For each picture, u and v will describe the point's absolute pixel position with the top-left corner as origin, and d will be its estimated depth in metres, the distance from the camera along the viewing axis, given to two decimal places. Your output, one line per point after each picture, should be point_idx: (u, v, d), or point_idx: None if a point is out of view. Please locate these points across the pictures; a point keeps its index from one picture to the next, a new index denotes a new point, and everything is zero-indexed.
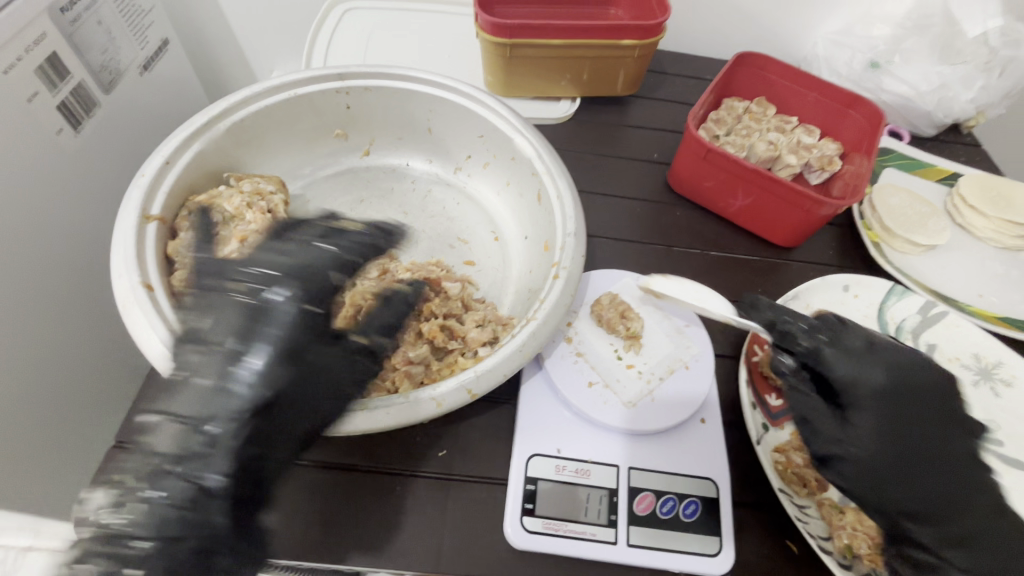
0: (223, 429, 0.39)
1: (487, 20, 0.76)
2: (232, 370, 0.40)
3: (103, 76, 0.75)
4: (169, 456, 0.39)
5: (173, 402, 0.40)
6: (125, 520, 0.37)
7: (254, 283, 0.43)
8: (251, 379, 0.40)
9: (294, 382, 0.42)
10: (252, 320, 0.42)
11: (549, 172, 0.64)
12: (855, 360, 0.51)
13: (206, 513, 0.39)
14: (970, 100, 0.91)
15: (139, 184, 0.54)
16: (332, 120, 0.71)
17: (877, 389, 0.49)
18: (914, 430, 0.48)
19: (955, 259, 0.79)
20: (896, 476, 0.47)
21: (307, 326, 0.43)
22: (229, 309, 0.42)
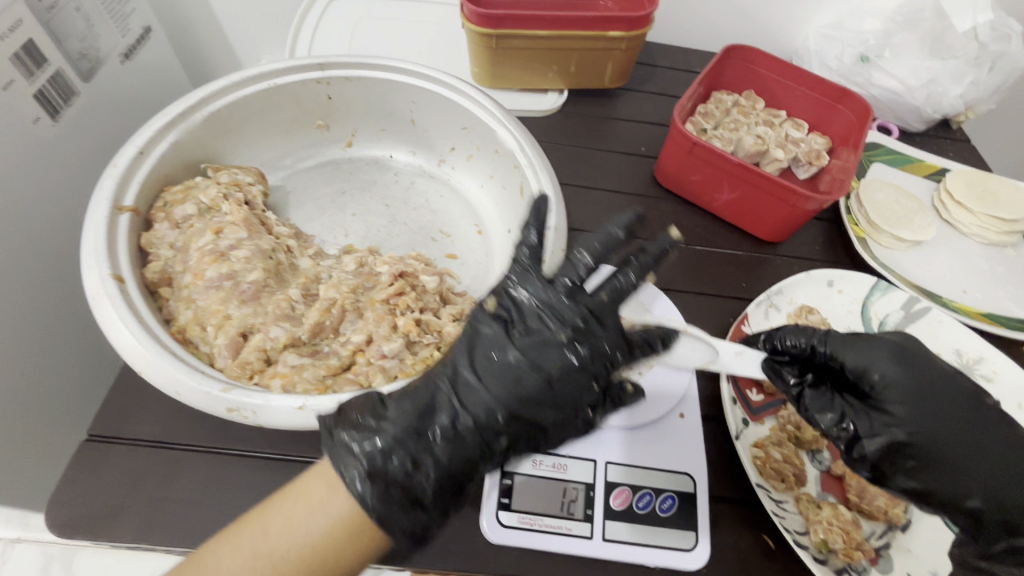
0: (496, 428, 0.42)
1: (472, 11, 0.75)
2: (522, 386, 0.43)
3: (82, 64, 0.74)
4: (427, 422, 0.42)
5: (462, 394, 0.43)
6: (382, 454, 0.40)
7: (569, 319, 0.44)
8: (527, 402, 0.43)
9: (544, 407, 0.43)
10: (512, 359, 0.43)
11: (531, 164, 0.63)
12: (857, 343, 0.50)
13: (426, 479, 0.40)
14: (959, 95, 0.91)
15: (111, 175, 0.53)
16: (313, 110, 0.70)
17: (887, 372, 0.48)
18: (942, 405, 0.48)
19: (940, 255, 0.79)
20: (942, 456, 0.46)
21: (581, 360, 0.44)
22: (544, 337, 0.44)
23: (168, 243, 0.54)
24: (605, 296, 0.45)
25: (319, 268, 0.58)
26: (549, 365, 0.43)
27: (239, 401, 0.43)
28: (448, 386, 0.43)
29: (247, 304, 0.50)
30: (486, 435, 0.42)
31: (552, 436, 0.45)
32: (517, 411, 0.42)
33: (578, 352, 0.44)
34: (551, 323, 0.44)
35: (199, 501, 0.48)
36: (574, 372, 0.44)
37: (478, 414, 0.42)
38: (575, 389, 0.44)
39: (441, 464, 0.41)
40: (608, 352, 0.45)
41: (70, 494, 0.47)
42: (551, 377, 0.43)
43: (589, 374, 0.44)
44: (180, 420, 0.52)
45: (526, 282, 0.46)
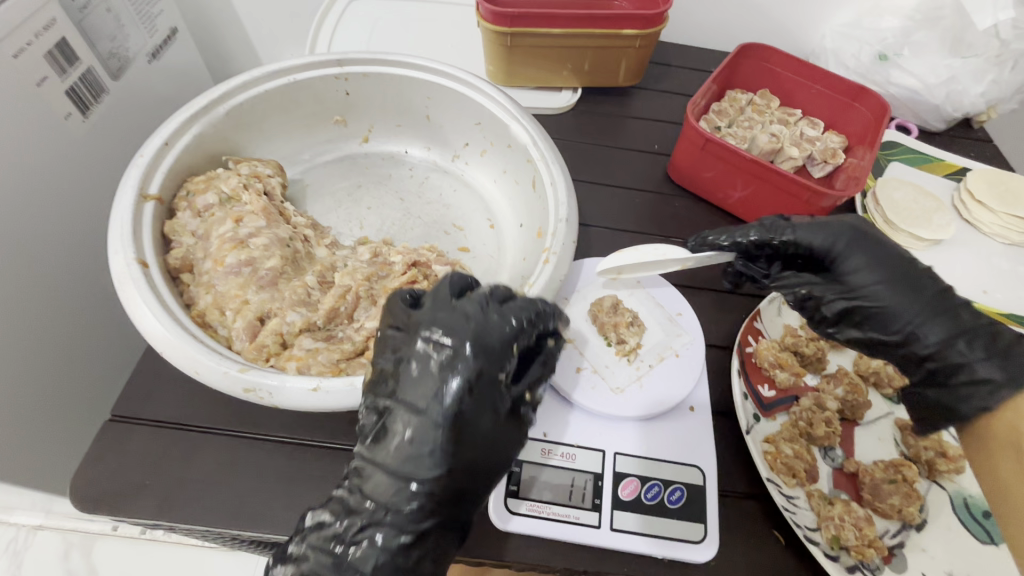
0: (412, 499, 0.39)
1: (489, 9, 0.76)
2: (415, 446, 0.39)
3: (112, 63, 0.77)
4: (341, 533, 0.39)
5: (366, 481, 0.40)
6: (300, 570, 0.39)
7: (438, 348, 0.40)
8: (430, 451, 0.39)
9: (454, 447, 0.39)
10: (401, 431, 0.39)
11: (543, 158, 0.64)
12: (816, 225, 0.53)
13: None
14: (979, 94, 0.90)
15: (137, 165, 0.55)
16: (332, 106, 0.72)
17: (843, 244, 0.52)
18: (891, 270, 0.50)
19: (960, 254, 0.78)
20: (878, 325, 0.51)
21: (472, 394, 0.40)
22: (427, 375, 0.40)
23: (190, 231, 0.56)
24: (467, 337, 0.40)
25: (335, 257, 0.60)
26: (425, 403, 0.39)
27: (256, 381, 0.44)
28: (355, 491, 0.40)
29: (265, 290, 0.52)
30: (402, 516, 0.39)
31: (489, 457, 0.41)
32: (425, 458, 0.39)
33: (457, 367, 0.39)
34: (415, 362, 0.40)
35: (216, 482, 0.49)
36: (481, 391, 0.40)
37: (390, 502, 0.39)
38: (477, 407, 0.40)
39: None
40: (498, 353, 0.41)
41: (93, 472, 0.49)
42: (445, 418, 0.39)
43: (483, 385, 0.40)
44: (198, 403, 0.54)
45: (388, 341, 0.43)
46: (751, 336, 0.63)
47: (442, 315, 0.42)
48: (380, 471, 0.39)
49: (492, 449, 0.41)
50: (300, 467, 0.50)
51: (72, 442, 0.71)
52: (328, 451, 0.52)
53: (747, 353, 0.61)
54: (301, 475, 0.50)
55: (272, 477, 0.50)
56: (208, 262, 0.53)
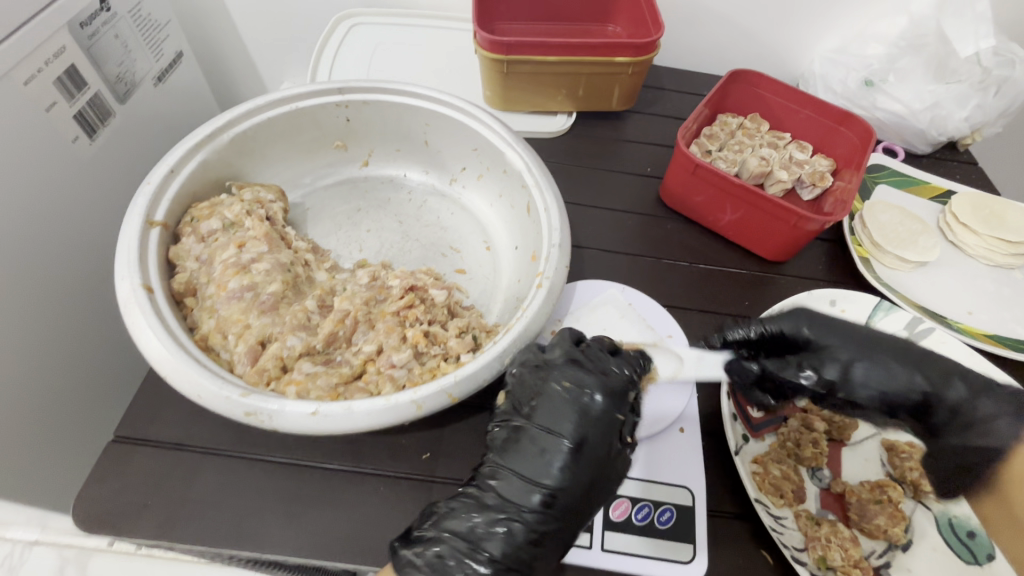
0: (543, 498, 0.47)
1: (485, 38, 0.78)
2: (548, 456, 0.48)
3: (119, 87, 0.79)
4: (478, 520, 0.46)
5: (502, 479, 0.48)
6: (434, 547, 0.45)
7: (568, 388, 0.51)
8: (564, 464, 0.48)
9: (584, 463, 0.48)
10: (537, 444, 0.49)
11: (537, 184, 0.66)
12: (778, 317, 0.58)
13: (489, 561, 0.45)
14: (964, 118, 0.92)
15: (144, 192, 0.57)
16: (333, 132, 0.74)
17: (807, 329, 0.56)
18: (851, 341, 0.55)
19: (945, 276, 0.80)
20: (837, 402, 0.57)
21: (603, 419, 0.50)
22: (562, 403, 0.50)
23: (194, 256, 0.57)
24: (603, 380, 0.52)
25: (334, 281, 0.61)
26: (562, 425, 0.49)
27: (256, 405, 0.46)
28: (491, 490, 0.48)
29: (266, 314, 0.53)
30: (531, 518, 0.47)
31: (595, 482, 0.49)
32: (558, 468, 0.48)
33: (591, 400, 0.50)
34: (553, 390, 0.51)
35: (216, 503, 0.50)
36: (598, 417, 0.50)
37: (524, 501, 0.47)
38: (599, 433, 0.50)
39: (496, 558, 0.45)
40: (618, 395, 0.52)
41: (96, 493, 0.50)
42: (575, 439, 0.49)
43: (603, 412, 0.50)
44: (199, 423, 0.55)
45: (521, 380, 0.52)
46: None
47: (580, 359, 0.53)
48: (517, 475, 0.48)
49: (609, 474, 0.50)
50: (299, 489, 0.52)
51: (72, 461, 0.72)
52: (327, 471, 0.53)
53: None
54: (300, 496, 0.51)
55: (271, 496, 0.51)
56: (211, 287, 0.55)
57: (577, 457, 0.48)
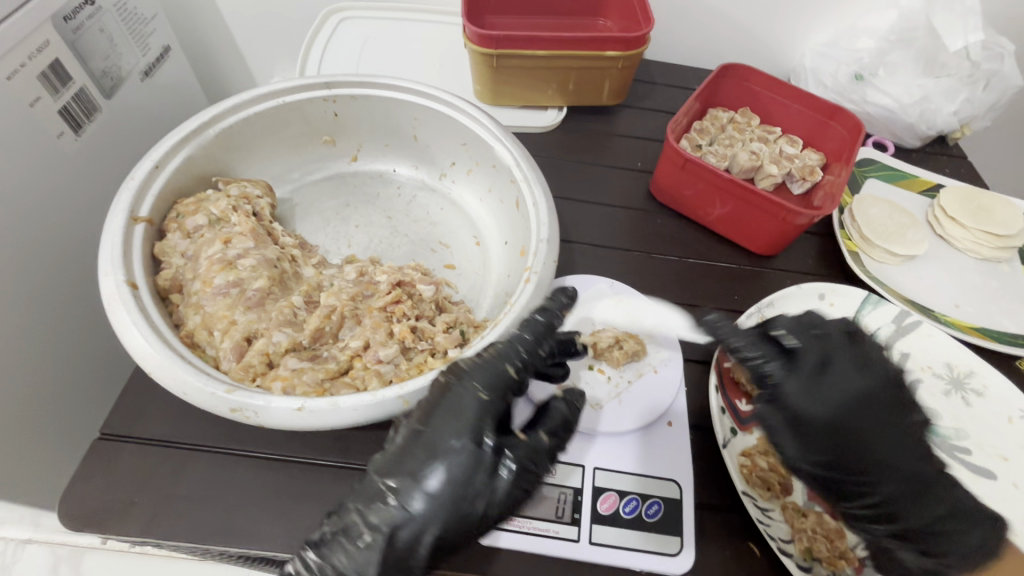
0: (410, 499, 0.43)
1: (474, 32, 0.78)
2: (415, 447, 0.45)
3: (104, 82, 0.78)
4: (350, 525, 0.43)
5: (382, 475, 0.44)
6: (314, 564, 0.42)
7: (448, 374, 0.47)
8: (436, 461, 0.43)
9: (467, 459, 0.44)
10: (394, 436, 0.46)
11: (526, 179, 0.66)
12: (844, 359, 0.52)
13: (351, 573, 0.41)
14: (953, 112, 0.92)
15: (128, 188, 0.56)
16: (321, 127, 0.74)
17: (866, 382, 0.51)
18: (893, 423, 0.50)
19: (933, 269, 0.80)
20: (854, 454, 0.49)
21: (490, 405, 0.46)
22: (431, 394, 0.47)
23: (180, 252, 0.57)
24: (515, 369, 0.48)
25: (321, 277, 0.61)
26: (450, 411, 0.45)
27: (241, 401, 0.45)
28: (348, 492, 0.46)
29: (252, 310, 0.53)
30: (364, 514, 0.43)
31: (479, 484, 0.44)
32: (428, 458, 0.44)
33: (481, 382, 0.47)
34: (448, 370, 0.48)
35: (203, 499, 0.50)
36: (453, 404, 0.46)
37: (361, 497, 0.44)
38: (450, 421, 0.45)
39: (322, 561, 0.42)
40: (496, 382, 0.47)
41: (83, 491, 0.50)
42: (420, 426, 0.45)
43: (466, 399, 0.46)
44: (186, 420, 0.55)
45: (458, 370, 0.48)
46: None
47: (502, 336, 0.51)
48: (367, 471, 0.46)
49: (467, 470, 0.44)
50: (284, 486, 0.51)
51: (61, 459, 0.72)
52: (315, 467, 0.53)
53: (724, 367, 0.63)
54: (285, 492, 0.51)
55: (260, 490, 0.51)
56: (196, 283, 0.54)
57: (447, 449, 0.44)
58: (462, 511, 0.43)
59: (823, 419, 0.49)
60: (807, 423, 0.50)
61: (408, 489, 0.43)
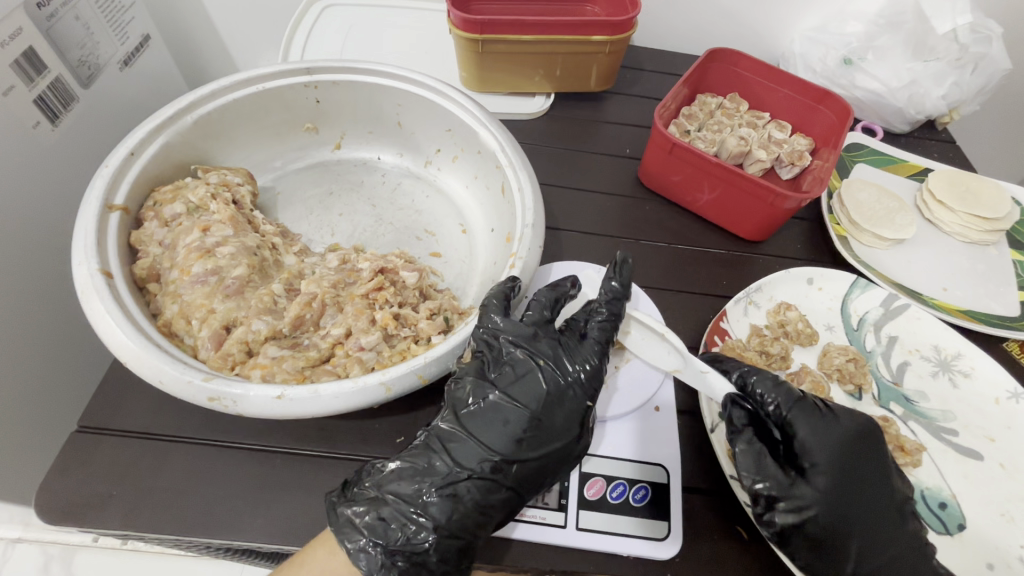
0: (505, 459, 0.47)
1: (459, 16, 0.77)
2: (508, 421, 0.48)
3: (82, 71, 0.76)
4: (438, 477, 0.45)
5: (479, 433, 0.47)
6: (383, 507, 0.44)
7: (551, 363, 0.51)
8: (535, 430, 0.48)
9: (561, 431, 0.49)
10: (501, 413, 0.48)
11: (511, 164, 0.65)
12: (818, 428, 0.52)
13: (423, 521, 0.44)
14: (941, 96, 0.92)
15: (102, 175, 0.55)
16: (302, 114, 0.72)
17: (832, 455, 0.51)
18: (865, 485, 0.50)
19: (922, 253, 0.80)
20: (848, 509, 0.49)
21: (583, 388, 0.51)
22: (525, 380, 0.49)
23: (157, 240, 0.56)
24: (600, 354, 0.53)
25: (303, 264, 0.60)
26: (534, 395, 0.49)
27: (219, 390, 0.45)
28: (441, 453, 0.47)
29: (230, 298, 0.52)
30: (480, 486, 0.46)
31: (568, 458, 0.49)
32: (521, 431, 0.47)
33: (569, 366, 0.51)
34: (532, 354, 0.50)
35: (183, 492, 0.49)
36: (548, 392, 0.49)
37: (475, 468, 0.46)
38: (565, 415, 0.49)
39: (440, 524, 0.44)
40: (593, 376, 0.52)
41: (59, 484, 0.49)
42: (540, 417, 0.48)
43: (575, 394, 0.50)
44: (168, 411, 0.54)
45: (532, 350, 0.51)
46: (717, 335, 0.65)
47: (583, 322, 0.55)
48: (472, 439, 0.47)
49: (561, 451, 0.48)
50: (268, 477, 0.51)
51: (40, 454, 0.71)
52: (299, 456, 0.52)
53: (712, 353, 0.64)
54: (270, 482, 0.50)
55: (243, 480, 0.50)
56: (174, 272, 0.53)
57: (542, 425, 0.48)
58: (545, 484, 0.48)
59: (823, 461, 0.50)
60: (814, 463, 0.51)
61: (506, 458, 0.47)
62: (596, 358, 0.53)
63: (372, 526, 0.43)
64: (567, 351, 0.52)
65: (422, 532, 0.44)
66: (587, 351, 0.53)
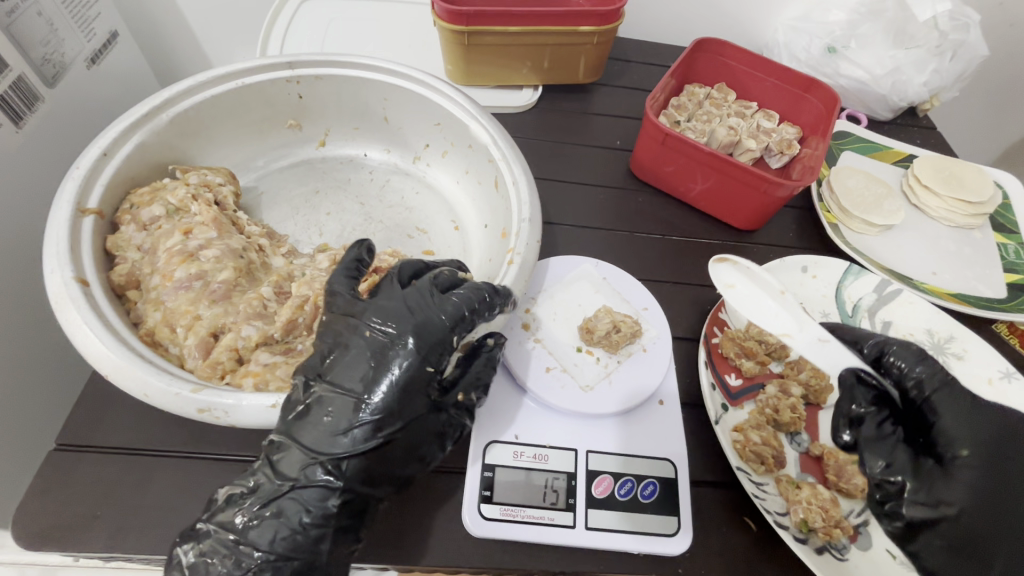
0: (339, 458, 0.41)
1: (444, 8, 0.75)
2: (331, 417, 0.41)
3: (46, 70, 0.72)
4: (259, 500, 0.40)
5: (300, 433, 0.41)
6: (207, 542, 0.40)
7: (382, 334, 0.44)
8: (365, 418, 0.41)
9: (400, 413, 0.42)
10: (323, 407, 0.42)
11: (504, 157, 0.63)
12: (965, 418, 0.49)
13: (245, 553, 0.39)
14: (923, 83, 0.93)
15: (73, 178, 0.52)
16: (285, 110, 0.70)
17: (980, 450, 0.47)
18: (1023, 492, 0.45)
19: (910, 238, 0.81)
20: (1002, 512, 0.45)
21: (421, 359, 0.44)
22: (355, 359, 0.43)
23: (135, 245, 0.53)
24: (440, 319, 0.45)
25: (292, 266, 0.58)
26: (355, 380, 0.43)
27: (209, 401, 0.42)
28: (267, 468, 0.42)
29: (217, 304, 0.50)
30: (310, 497, 0.40)
31: (414, 442, 0.44)
32: (347, 420, 0.41)
33: (394, 340, 0.44)
34: (354, 332, 0.45)
35: (173, 509, 0.47)
36: (372, 370, 0.43)
37: (298, 478, 0.41)
38: (402, 394, 0.42)
39: (264, 549, 0.39)
40: (437, 345, 0.45)
41: (37, 506, 0.46)
42: (367, 402, 0.42)
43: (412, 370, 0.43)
44: (152, 426, 0.51)
45: (358, 327, 0.45)
46: (717, 327, 0.64)
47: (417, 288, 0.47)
48: (295, 446, 0.41)
49: (404, 437, 0.43)
50: None
51: (14, 475, 0.67)
52: None
53: (712, 344, 0.62)
54: None
55: None
56: (154, 278, 0.51)
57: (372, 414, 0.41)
58: (392, 473, 0.43)
59: (969, 455, 0.47)
60: (957, 454, 0.48)
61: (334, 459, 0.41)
62: (440, 319, 0.45)
63: (194, 564, 0.39)
64: (391, 322, 0.45)
65: (245, 563, 0.39)
66: (419, 318, 0.45)
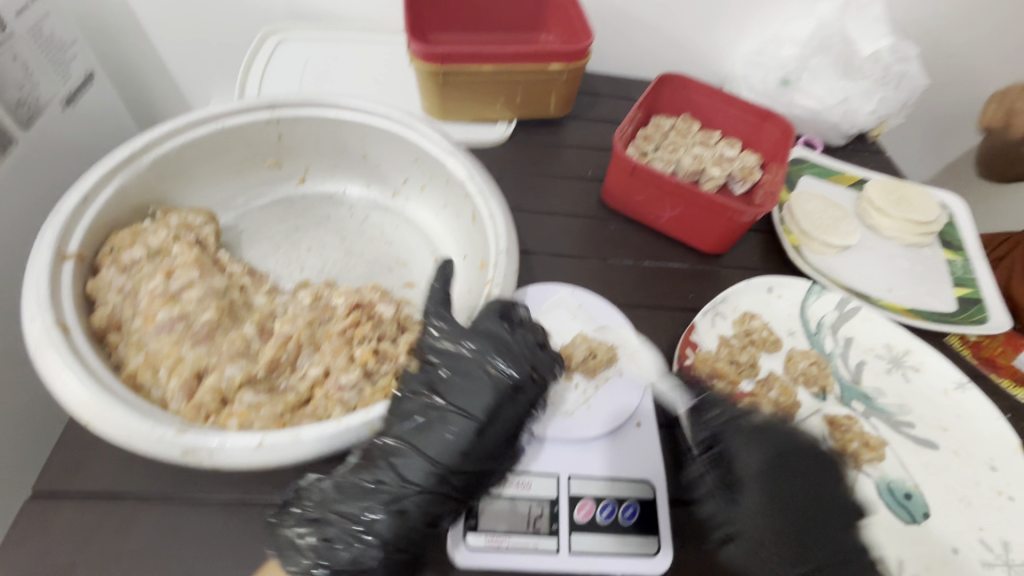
0: (452, 470, 0.46)
1: (418, 49, 0.78)
2: (452, 436, 0.46)
3: (21, 112, 0.73)
4: (383, 498, 0.45)
5: (423, 444, 0.46)
6: (319, 531, 0.44)
7: (499, 371, 0.49)
8: (473, 439, 0.47)
9: (495, 442, 0.48)
10: (449, 427, 0.47)
11: (480, 192, 0.66)
12: (751, 448, 0.53)
13: (358, 547, 0.44)
14: (871, 111, 0.99)
15: (53, 223, 0.53)
16: (264, 150, 0.71)
17: (759, 476, 0.52)
18: (794, 512, 0.50)
19: (867, 257, 0.86)
20: (783, 531, 0.50)
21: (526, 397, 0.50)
22: (472, 387, 0.48)
23: (115, 288, 0.54)
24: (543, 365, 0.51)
25: (274, 303, 0.59)
26: (474, 404, 0.47)
27: (195, 443, 0.43)
28: (387, 470, 0.46)
29: (200, 344, 0.50)
30: (421, 503, 0.45)
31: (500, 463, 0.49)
32: (462, 445, 0.46)
33: (509, 374, 0.49)
34: (476, 361, 0.49)
35: (156, 554, 0.47)
36: (478, 398, 0.48)
37: (421, 484, 0.45)
38: (506, 423, 0.49)
39: (384, 540, 0.44)
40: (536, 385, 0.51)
41: (15, 557, 0.45)
42: (483, 426, 0.47)
43: (512, 405, 0.49)
44: (131, 469, 0.51)
45: (481, 355, 0.49)
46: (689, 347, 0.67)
47: (517, 329, 0.52)
48: (416, 454, 0.46)
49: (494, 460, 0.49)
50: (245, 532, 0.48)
51: None
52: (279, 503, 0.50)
53: (686, 365, 0.66)
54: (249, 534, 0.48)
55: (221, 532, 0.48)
56: (135, 321, 0.51)
57: (479, 438, 0.47)
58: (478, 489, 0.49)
59: (757, 484, 0.51)
60: (743, 483, 0.52)
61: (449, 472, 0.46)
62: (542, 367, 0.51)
63: (319, 547, 0.44)
64: (504, 357, 0.49)
65: (366, 554, 0.44)
66: (529, 359, 0.50)
